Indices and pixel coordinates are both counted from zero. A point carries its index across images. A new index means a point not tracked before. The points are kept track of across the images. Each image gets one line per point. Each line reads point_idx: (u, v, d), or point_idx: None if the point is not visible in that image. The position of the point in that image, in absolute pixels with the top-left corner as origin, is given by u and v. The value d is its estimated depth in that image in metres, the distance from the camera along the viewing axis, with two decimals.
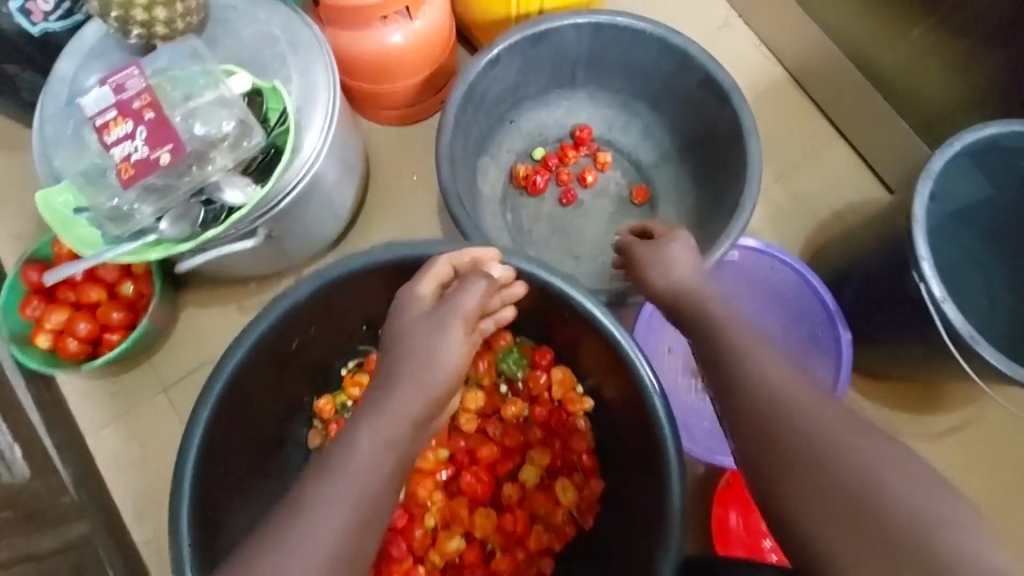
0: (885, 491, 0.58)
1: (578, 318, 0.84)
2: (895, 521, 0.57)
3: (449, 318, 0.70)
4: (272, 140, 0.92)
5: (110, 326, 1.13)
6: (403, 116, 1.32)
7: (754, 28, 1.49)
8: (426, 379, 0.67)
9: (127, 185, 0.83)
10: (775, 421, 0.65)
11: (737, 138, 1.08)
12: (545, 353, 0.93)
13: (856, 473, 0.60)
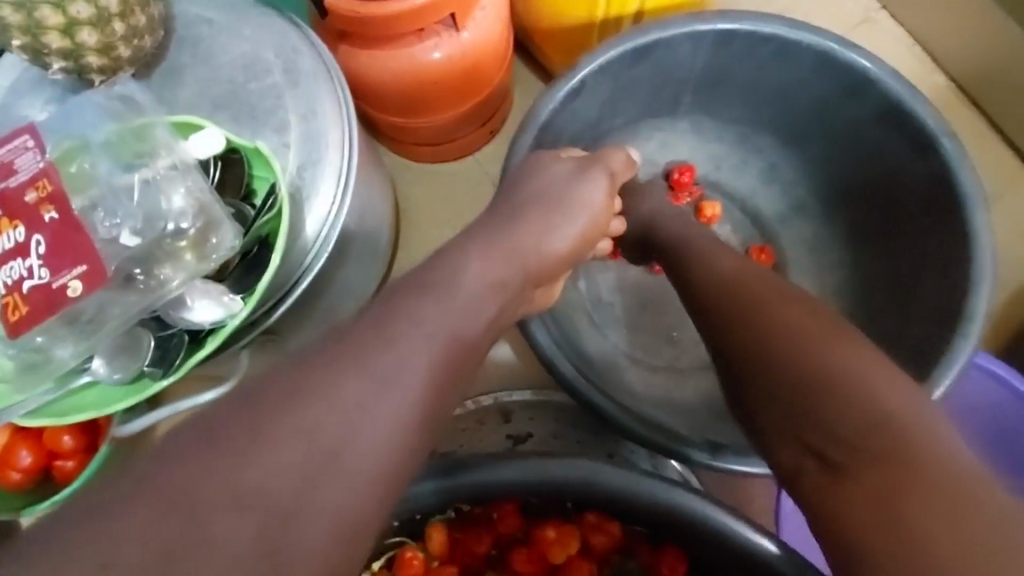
0: (912, 429, 0.42)
1: (723, 547, 0.59)
2: (926, 469, 0.39)
3: (561, 225, 0.62)
4: (255, 230, 0.61)
5: (61, 454, 0.83)
6: (442, 153, 0.99)
7: (904, 23, 1.09)
8: (468, 316, 0.48)
9: (14, 331, 0.53)
10: (787, 336, 0.50)
11: (944, 201, 0.74)
12: (673, 565, 0.64)
13: (883, 407, 0.43)
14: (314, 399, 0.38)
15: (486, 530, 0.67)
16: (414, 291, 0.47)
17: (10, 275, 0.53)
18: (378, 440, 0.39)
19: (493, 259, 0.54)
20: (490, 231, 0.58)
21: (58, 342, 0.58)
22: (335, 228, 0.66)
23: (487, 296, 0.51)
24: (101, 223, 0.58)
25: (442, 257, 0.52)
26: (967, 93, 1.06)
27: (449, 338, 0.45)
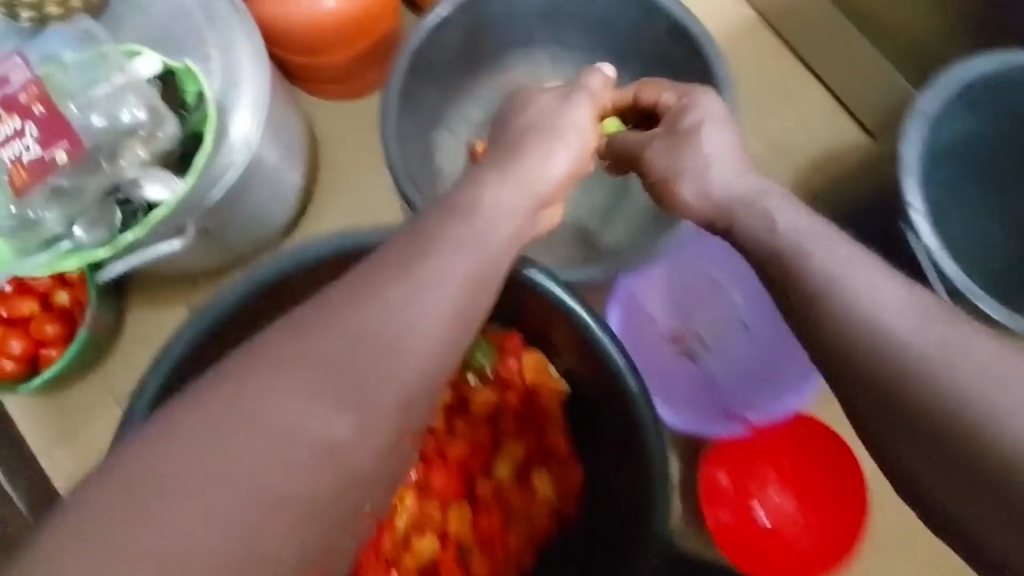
0: (947, 393, 0.54)
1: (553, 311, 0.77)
2: (952, 423, 0.53)
3: (552, 146, 0.73)
4: (191, 127, 0.83)
5: (46, 341, 1.05)
6: (349, 90, 1.21)
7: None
8: (484, 233, 0.64)
9: (21, 191, 0.75)
10: (830, 321, 0.60)
11: (712, 91, 1.00)
12: (512, 336, 0.86)
13: (928, 385, 0.55)
14: (372, 303, 0.55)
15: None
16: (435, 233, 0.61)
17: (12, 152, 0.74)
18: (423, 311, 0.57)
19: (498, 205, 0.67)
20: (501, 172, 0.70)
21: (47, 212, 0.78)
22: (256, 136, 0.88)
23: (500, 235, 0.65)
24: (81, 119, 0.79)
25: (465, 200, 0.66)
26: None
27: (461, 274, 0.60)
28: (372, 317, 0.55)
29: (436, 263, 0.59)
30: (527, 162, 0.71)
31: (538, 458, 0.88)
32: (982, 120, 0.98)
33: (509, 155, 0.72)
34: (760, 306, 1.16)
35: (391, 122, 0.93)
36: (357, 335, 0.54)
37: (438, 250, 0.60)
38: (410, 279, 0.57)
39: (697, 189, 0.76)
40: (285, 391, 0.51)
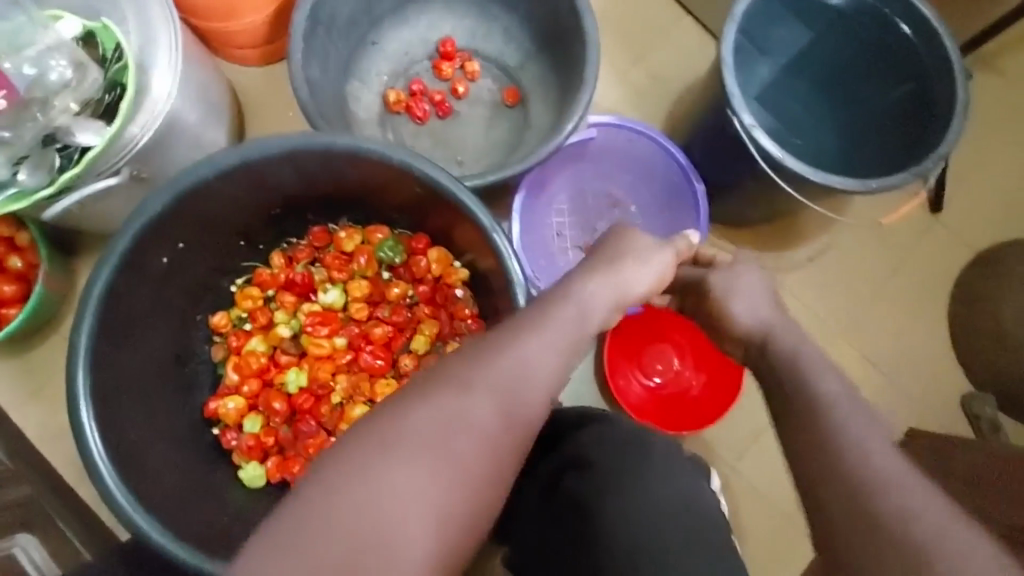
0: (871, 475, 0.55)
1: (445, 203, 0.85)
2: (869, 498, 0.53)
3: (643, 250, 0.76)
4: (113, 78, 0.94)
5: (5, 301, 1.15)
6: (263, 54, 1.30)
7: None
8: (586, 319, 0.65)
9: None
10: (815, 418, 0.61)
11: (575, 18, 1.16)
12: (420, 238, 0.95)
13: (877, 473, 0.54)
14: (511, 352, 0.57)
15: (308, 248, 0.97)
16: (559, 301, 0.65)
17: None
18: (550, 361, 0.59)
19: (610, 288, 0.70)
20: (605, 270, 0.71)
21: None
22: (175, 86, 0.99)
23: (600, 312, 0.68)
24: (17, 73, 0.90)
25: (569, 288, 0.67)
26: None
27: (576, 345, 0.63)
28: (516, 357, 0.58)
29: (555, 328, 0.62)
30: (630, 264, 0.73)
31: (452, 333, 0.96)
32: (805, 30, 1.21)
33: (611, 256, 0.73)
34: (651, 210, 1.30)
35: (296, 61, 1.06)
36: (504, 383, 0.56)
37: (564, 315, 0.64)
38: (540, 334, 0.60)
39: (738, 323, 0.78)
40: (447, 398, 0.53)
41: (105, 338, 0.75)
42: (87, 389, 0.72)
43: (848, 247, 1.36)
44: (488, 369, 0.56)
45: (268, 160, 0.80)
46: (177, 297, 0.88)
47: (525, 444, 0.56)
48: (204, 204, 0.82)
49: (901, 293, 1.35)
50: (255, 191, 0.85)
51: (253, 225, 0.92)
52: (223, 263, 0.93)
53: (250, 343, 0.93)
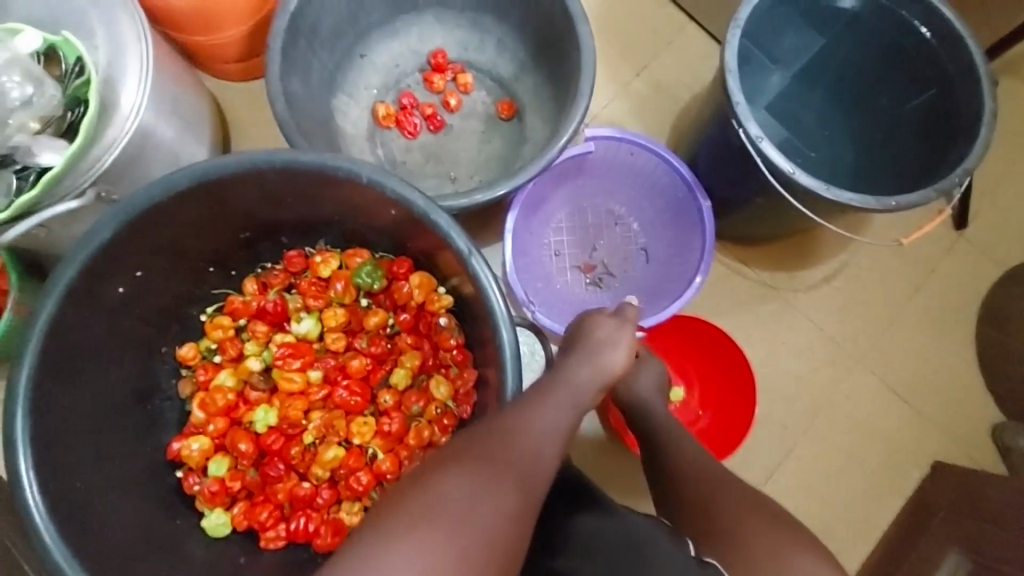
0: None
1: (425, 229, 0.78)
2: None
3: (621, 326, 0.78)
4: (73, 94, 0.89)
5: None
6: (244, 70, 1.25)
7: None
8: (576, 398, 0.68)
9: None
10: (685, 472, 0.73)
11: (569, 26, 1.09)
12: (402, 263, 0.89)
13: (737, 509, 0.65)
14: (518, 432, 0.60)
15: (283, 274, 0.91)
16: (554, 385, 0.68)
17: None
18: (552, 439, 0.61)
19: (594, 371, 0.72)
20: (584, 351, 0.74)
21: None
22: (144, 102, 0.94)
23: (590, 398, 0.70)
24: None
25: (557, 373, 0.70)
26: None
27: (571, 435, 0.64)
28: (527, 442, 0.59)
29: (554, 412, 0.64)
30: (606, 342, 0.76)
31: (435, 365, 0.89)
32: (815, 34, 1.13)
33: (586, 341, 0.76)
34: (656, 228, 1.23)
35: (273, 76, 1.01)
36: (518, 469, 0.56)
37: (568, 399, 0.66)
38: (541, 420, 0.62)
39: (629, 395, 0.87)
40: (462, 480, 0.53)
41: (48, 377, 0.69)
42: (27, 432, 0.66)
43: (866, 267, 1.27)
44: (501, 453, 0.57)
45: (230, 179, 0.74)
46: (136, 328, 0.82)
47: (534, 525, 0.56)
48: (161, 229, 0.76)
49: (925, 315, 1.26)
50: (219, 214, 0.80)
51: (220, 249, 0.86)
52: (191, 291, 0.87)
53: (219, 377, 0.86)
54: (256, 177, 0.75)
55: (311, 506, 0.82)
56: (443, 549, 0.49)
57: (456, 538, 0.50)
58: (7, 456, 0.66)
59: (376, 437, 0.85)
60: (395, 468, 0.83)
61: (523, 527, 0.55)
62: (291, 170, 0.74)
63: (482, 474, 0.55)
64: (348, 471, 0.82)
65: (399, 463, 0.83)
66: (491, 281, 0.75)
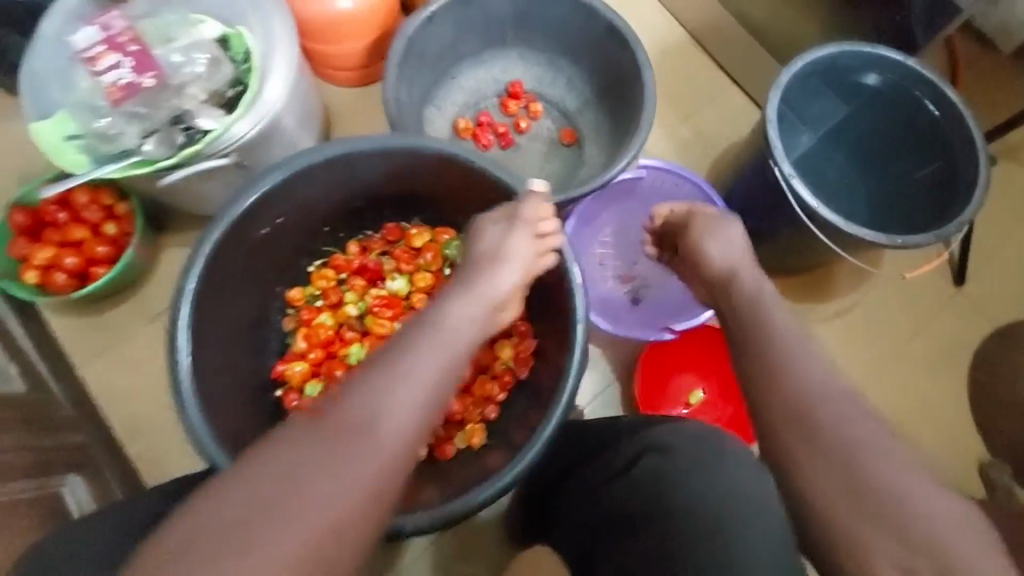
0: (908, 493, 0.57)
1: None
2: (898, 511, 0.56)
3: (504, 244, 0.80)
4: (239, 76, 1.08)
5: (97, 260, 1.27)
6: (359, 78, 1.47)
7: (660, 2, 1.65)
8: (460, 326, 0.69)
9: (116, 104, 1.02)
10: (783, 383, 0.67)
11: (636, 72, 1.29)
12: None
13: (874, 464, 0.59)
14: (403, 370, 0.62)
15: (381, 241, 1.08)
16: (423, 324, 0.68)
17: (121, 79, 1.02)
18: (403, 377, 0.62)
19: (475, 301, 0.74)
20: (487, 277, 0.77)
21: (127, 128, 1.02)
22: (286, 89, 1.08)
23: (473, 325, 0.72)
24: (165, 57, 1.05)
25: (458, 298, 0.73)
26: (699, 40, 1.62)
27: (455, 363, 0.66)
28: (384, 388, 0.60)
29: (429, 351, 0.65)
30: (497, 269, 0.78)
31: (500, 331, 1.04)
32: (842, 103, 1.33)
33: (475, 271, 0.78)
34: None
35: (391, 83, 1.22)
36: (349, 420, 0.58)
37: (421, 336, 0.66)
38: (414, 363, 0.63)
39: (708, 264, 0.91)
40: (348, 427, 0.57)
41: (209, 288, 0.84)
42: (187, 328, 0.79)
43: (873, 307, 1.43)
44: (353, 403, 0.59)
45: (366, 154, 0.89)
46: (264, 267, 0.98)
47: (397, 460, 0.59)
48: (302, 187, 0.90)
49: (923, 358, 1.41)
50: (345, 182, 0.94)
51: (336, 214, 1.01)
52: (307, 244, 1.04)
53: (320, 317, 1.03)
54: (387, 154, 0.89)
55: None
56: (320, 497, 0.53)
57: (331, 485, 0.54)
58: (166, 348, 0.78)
59: None
60: (461, 408, 1.00)
61: (389, 475, 0.57)
62: (420, 151, 0.90)
63: (352, 437, 0.57)
64: None
65: (465, 404, 1.00)
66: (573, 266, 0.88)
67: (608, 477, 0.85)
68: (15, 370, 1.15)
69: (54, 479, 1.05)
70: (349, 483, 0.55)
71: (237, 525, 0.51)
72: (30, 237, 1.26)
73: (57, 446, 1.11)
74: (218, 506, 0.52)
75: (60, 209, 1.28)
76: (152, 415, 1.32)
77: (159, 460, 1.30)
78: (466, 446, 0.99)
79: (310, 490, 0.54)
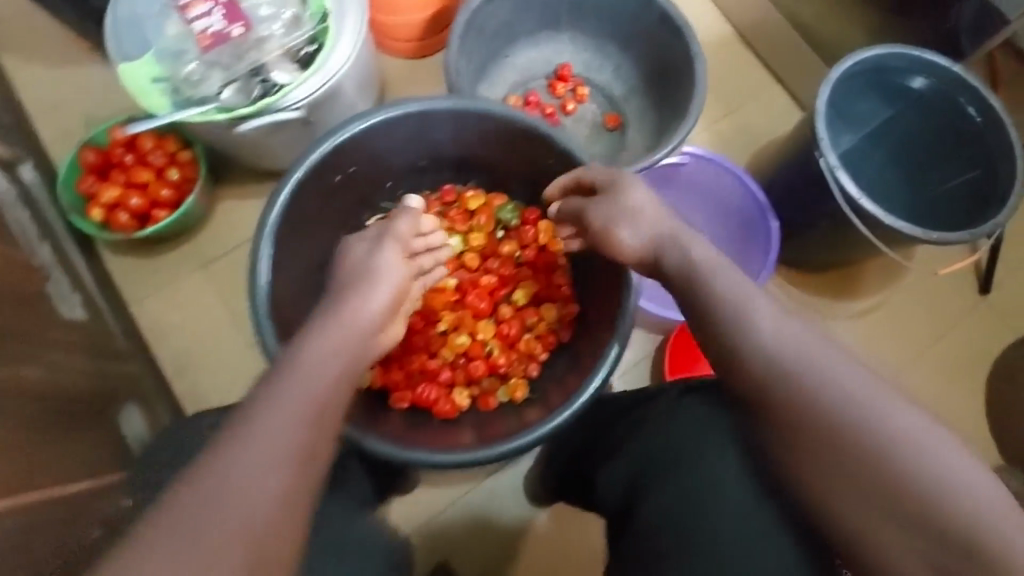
0: (921, 466, 0.59)
1: (576, 179, 0.97)
2: (923, 504, 0.59)
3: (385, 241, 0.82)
4: (314, 35, 1.11)
5: (160, 202, 1.33)
6: (415, 49, 1.51)
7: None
8: (348, 324, 0.71)
9: (205, 50, 1.08)
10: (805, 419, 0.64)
11: (688, 61, 1.33)
12: (534, 210, 1.10)
13: (903, 479, 0.59)
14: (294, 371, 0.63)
15: (437, 200, 1.13)
16: (320, 319, 0.71)
17: (210, 27, 1.08)
18: (308, 365, 0.65)
19: (365, 300, 0.75)
20: (352, 283, 0.77)
21: (209, 75, 1.08)
22: (353, 52, 1.12)
23: (365, 323, 0.73)
24: (253, 10, 1.11)
25: (336, 303, 0.74)
26: (742, 37, 1.64)
27: (347, 360, 0.68)
28: (283, 389, 0.61)
29: (316, 351, 0.66)
30: (389, 255, 0.81)
31: (545, 294, 1.09)
32: (884, 104, 1.37)
33: (364, 257, 0.79)
34: (724, 238, 1.44)
35: (452, 54, 1.27)
36: (261, 421, 0.58)
37: (321, 326, 0.70)
38: (311, 350, 0.66)
39: (620, 232, 0.83)
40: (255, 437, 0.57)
41: (286, 225, 0.91)
42: (269, 254, 0.86)
43: (897, 308, 1.47)
44: (264, 408, 0.59)
45: (439, 112, 0.95)
46: (331, 214, 1.03)
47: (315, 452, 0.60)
48: (377, 139, 0.97)
49: (944, 360, 1.44)
50: (412, 138, 1.01)
51: (397, 169, 1.07)
52: (368, 198, 1.09)
53: None
54: (457, 114, 0.96)
55: (436, 379, 1.02)
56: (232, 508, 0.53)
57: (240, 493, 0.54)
58: (248, 269, 0.86)
59: (495, 337, 1.06)
60: (507, 363, 1.05)
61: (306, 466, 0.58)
62: (488, 114, 0.95)
63: (259, 430, 0.57)
64: (471, 357, 1.05)
65: (510, 359, 1.05)
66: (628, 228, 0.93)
67: (633, 430, 0.93)
68: (80, 300, 1.22)
69: (115, 404, 1.12)
70: (260, 475, 0.55)
71: (146, 561, 0.49)
72: (98, 176, 1.33)
73: (117, 373, 1.17)
74: (153, 532, 0.51)
75: (126, 151, 1.35)
76: (199, 356, 1.38)
77: (203, 399, 1.36)
78: (508, 400, 1.03)
79: (230, 496, 0.53)
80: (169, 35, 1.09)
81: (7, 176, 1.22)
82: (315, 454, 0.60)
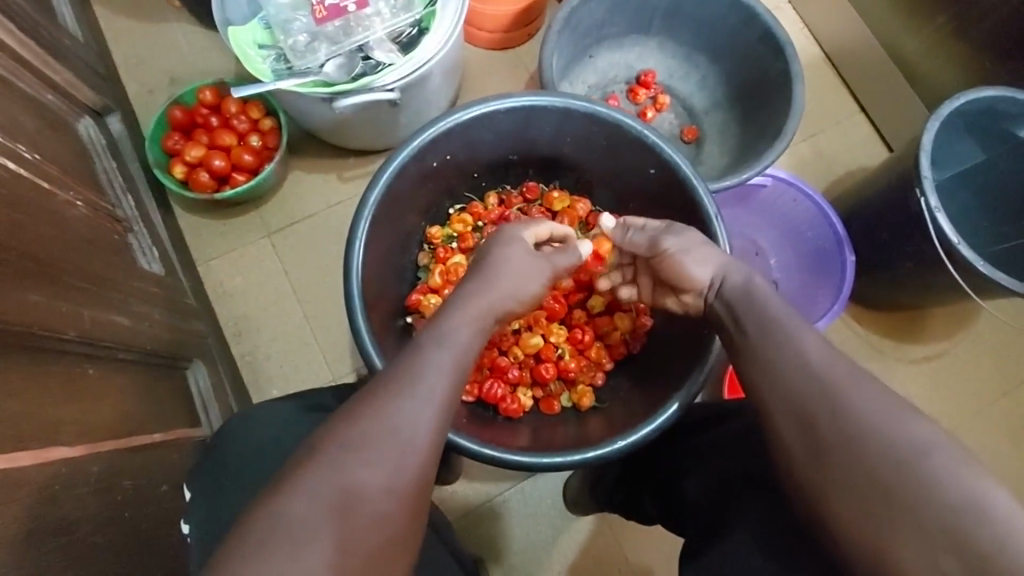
0: (892, 444, 0.55)
1: (674, 192, 0.96)
2: (899, 487, 0.53)
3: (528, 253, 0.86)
4: (420, 18, 1.11)
5: (240, 167, 1.36)
6: (493, 41, 1.51)
7: (801, 13, 1.63)
8: (477, 317, 0.75)
9: (318, 24, 1.09)
10: (783, 389, 0.63)
11: (786, 83, 1.31)
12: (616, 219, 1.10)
13: (901, 464, 0.54)
14: (423, 360, 0.67)
15: (520, 198, 1.13)
16: (461, 300, 0.76)
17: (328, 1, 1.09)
18: (441, 359, 0.68)
19: (494, 298, 0.78)
20: (485, 278, 0.80)
21: (313, 48, 1.10)
22: (452, 38, 1.12)
23: (488, 321, 0.77)
24: None
25: (469, 298, 0.77)
26: (831, 62, 1.60)
27: (470, 356, 0.71)
28: (415, 379, 0.65)
29: (448, 349, 0.69)
30: (524, 252, 0.86)
31: (619, 305, 1.08)
32: (981, 147, 1.32)
33: (503, 249, 0.84)
34: (791, 268, 1.42)
35: (549, 50, 1.26)
36: (385, 404, 0.62)
37: (468, 303, 0.75)
38: (448, 338, 0.70)
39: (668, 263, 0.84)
40: (388, 415, 0.61)
41: (381, 206, 0.93)
42: (365, 233, 0.90)
43: (965, 359, 1.42)
44: (390, 392, 0.63)
45: (543, 109, 0.96)
46: (420, 198, 1.04)
47: (430, 454, 0.62)
48: (479, 129, 0.97)
49: (1005, 418, 1.40)
50: (510, 132, 1.01)
51: (485, 162, 1.07)
52: (455, 187, 1.10)
53: (454, 257, 1.08)
54: (561, 113, 0.96)
55: (503, 377, 1.03)
56: (339, 478, 0.56)
57: (347, 468, 0.57)
58: (344, 243, 0.89)
59: (567, 342, 1.07)
60: (577, 368, 1.05)
61: (418, 460, 0.60)
62: (595, 117, 0.95)
63: (414, 388, 0.64)
64: (543, 359, 1.06)
65: (580, 366, 1.05)
66: (723, 244, 0.89)
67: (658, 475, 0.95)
68: (157, 255, 1.24)
69: (186, 359, 1.14)
70: (398, 438, 0.60)
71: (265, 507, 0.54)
72: (183, 133, 1.38)
73: (186, 329, 1.19)
74: (329, 448, 0.58)
75: (212, 113, 1.38)
76: (258, 321, 1.40)
77: (259, 365, 1.38)
78: (572, 405, 1.04)
79: (372, 455, 0.58)
80: (283, 4, 1.10)
81: (98, 125, 1.24)
82: (430, 455, 0.62)
